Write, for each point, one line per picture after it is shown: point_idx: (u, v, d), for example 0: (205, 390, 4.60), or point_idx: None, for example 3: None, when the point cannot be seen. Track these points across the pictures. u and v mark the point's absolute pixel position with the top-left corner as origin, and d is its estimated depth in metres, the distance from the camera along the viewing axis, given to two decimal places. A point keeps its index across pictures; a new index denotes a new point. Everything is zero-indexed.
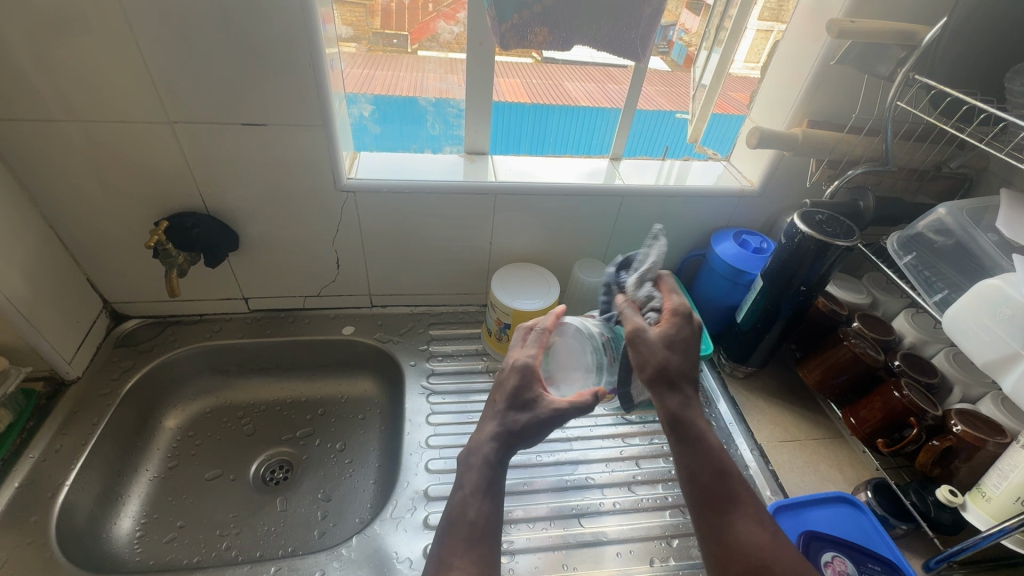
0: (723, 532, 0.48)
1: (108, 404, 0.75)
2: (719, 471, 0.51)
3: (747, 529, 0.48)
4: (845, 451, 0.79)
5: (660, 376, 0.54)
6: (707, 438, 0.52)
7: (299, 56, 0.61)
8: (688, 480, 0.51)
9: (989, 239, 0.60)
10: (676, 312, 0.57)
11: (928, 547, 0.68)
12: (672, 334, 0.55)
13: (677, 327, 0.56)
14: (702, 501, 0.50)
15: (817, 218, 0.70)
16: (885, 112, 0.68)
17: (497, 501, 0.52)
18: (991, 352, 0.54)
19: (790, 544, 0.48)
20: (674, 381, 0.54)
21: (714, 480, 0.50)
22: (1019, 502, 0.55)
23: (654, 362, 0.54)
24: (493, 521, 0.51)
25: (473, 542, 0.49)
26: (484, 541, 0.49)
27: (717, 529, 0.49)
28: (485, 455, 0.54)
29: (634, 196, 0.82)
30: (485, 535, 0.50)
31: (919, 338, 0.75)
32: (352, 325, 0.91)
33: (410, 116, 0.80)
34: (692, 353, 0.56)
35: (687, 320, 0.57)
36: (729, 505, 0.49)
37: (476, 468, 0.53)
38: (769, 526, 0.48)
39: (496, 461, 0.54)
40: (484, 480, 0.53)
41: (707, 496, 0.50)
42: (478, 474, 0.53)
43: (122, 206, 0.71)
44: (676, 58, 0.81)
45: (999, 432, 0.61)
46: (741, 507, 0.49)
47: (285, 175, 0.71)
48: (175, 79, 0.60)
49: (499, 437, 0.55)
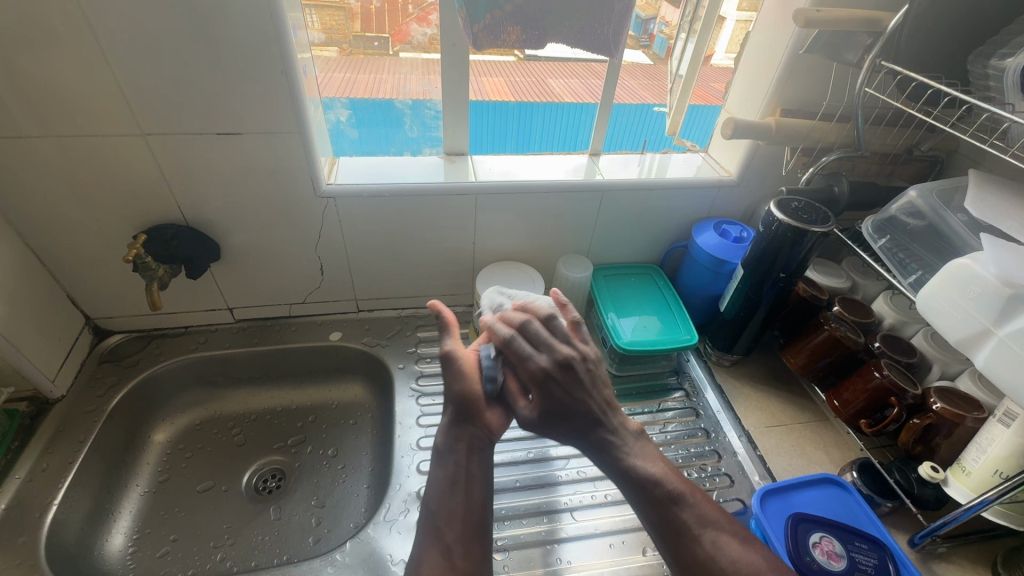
0: (689, 558, 0.51)
1: (94, 421, 0.74)
2: (666, 494, 0.53)
3: (705, 550, 0.51)
4: (831, 432, 0.80)
5: (569, 430, 0.58)
6: (635, 468, 0.55)
7: (271, 64, 0.61)
8: (641, 511, 0.54)
9: (959, 219, 0.62)
10: (539, 385, 0.58)
11: (913, 523, 0.69)
12: (551, 410, 0.58)
13: (548, 401, 0.58)
14: (659, 535, 0.52)
15: (793, 205, 0.71)
16: (855, 99, 0.69)
17: (467, 491, 0.57)
18: (962, 330, 0.55)
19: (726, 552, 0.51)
20: (583, 423, 0.57)
21: (659, 507, 0.53)
22: (997, 475, 0.57)
23: (562, 429, 0.58)
24: (481, 509, 0.56)
25: (447, 534, 0.54)
26: (455, 531, 0.55)
27: (686, 559, 0.51)
28: (454, 445, 0.59)
29: (615, 190, 0.82)
30: (465, 519, 0.55)
31: (898, 319, 0.77)
32: (339, 330, 0.91)
33: (388, 120, 0.80)
34: (579, 394, 0.58)
35: (547, 383, 0.58)
36: (685, 529, 0.52)
37: (449, 461, 0.58)
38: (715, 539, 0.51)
39: (469, 450, 0.59)
40: (456, 470, 0.58)
41: (663, 531, 0.52)
42: (449, 466, 0.58)
43: (101, 221, 0.70)
44: (658, 52, 0.84)
45: (976, 407, 0.63)
46: (689, 528, 0.52)
47: (265, 185, 0.71)
48: (148, 90, 0.60)
49: (451, 420, 0.60)
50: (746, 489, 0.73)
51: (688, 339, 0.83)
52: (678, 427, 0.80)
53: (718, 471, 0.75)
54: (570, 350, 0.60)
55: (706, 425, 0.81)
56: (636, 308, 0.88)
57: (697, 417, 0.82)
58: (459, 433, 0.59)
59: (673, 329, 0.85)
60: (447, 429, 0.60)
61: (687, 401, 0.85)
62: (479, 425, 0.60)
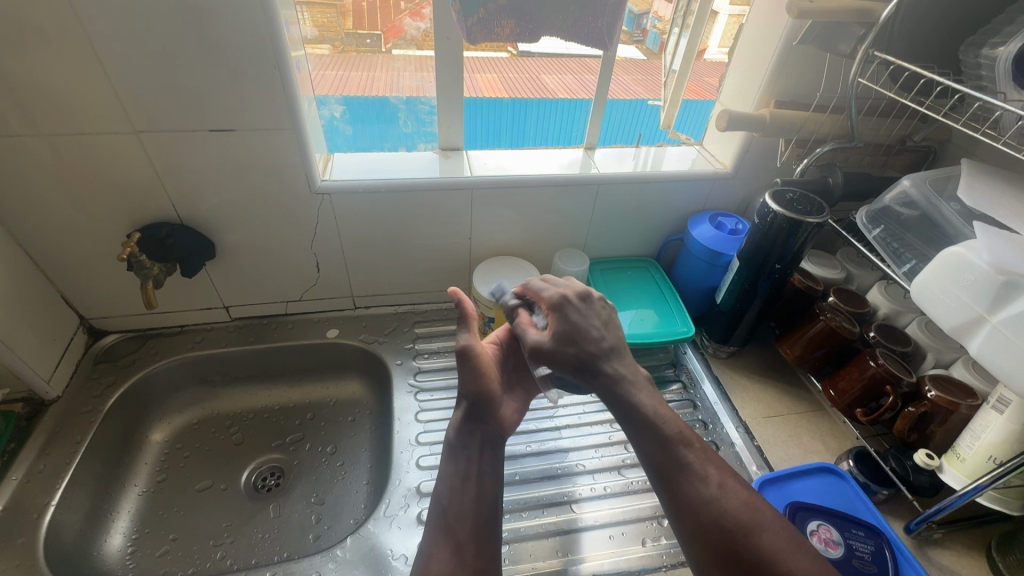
0: (688, 497, 0.49)
1: (90, 421, 0.74)
2: (671, 437, 0.51)
3: (707, 490, 0.49)
4: (827, 422, 0.81)
5: (575, 361, 0.55)
6: (640, 406, 0.53)
7: (263, 59, 0.60)
8: (643, 450, 0.52)
9: (952, 208, 0.62)
10: (555, 308, 0.58)
11: (909, 510, 0.70)
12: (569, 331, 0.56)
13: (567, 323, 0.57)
14: (660, 476, 0.51)
15: (788, 196, 0.72)
16: (849, 90, 0.69)
17: (478, 487, 0.58)
18: (956, 318, 0.55)
19: (736, 492, 0.49)
20: (593, 357, 0.55)
21: (663, 447, 0.51)
22: (991, 461, 0.58)
23: (567, 358, 0.55)
24: (491, 503, 0.57)
25: (459, 530, 0.55)
26: (466, 528, 0.55)
27: (684, 499, 0.49)
28: (467, 442, 0.60)
29: (611, 183, 0.82)
30: (476, 517, 0.56)
31: (892, 308, 0.77)
32: (336, 327, 0.90)
33: (382, 116, 0.80)
34: (594, 325, 0.57)
35: (565, 310, 0.58)
36: (686, 469, 0.50)
37: (460, 458, 0.59)
38: (721, 479, 0.50)
39: (482, 446, 0.60)
40: (468, 467, 0.58)
41: (663, 472, 0.50)
42: (460, 462, 0.59)
43: (94, 220, 0.70)
44: (651, 47, 0.82)
45: (970, 395, 0.64)
46: (692, 468, 0.50)
47: (259, 182, 0.71)
48: (139, 87, 0.59)
49: (464, 418, 0.60)
50: (743, 479, 0.73)
51: (685, 332, 0.84)
52: None
53: None
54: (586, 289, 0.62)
55: (704, 417, 0.81)
56: (633, 301, 0.88)
57: (694, 409, 0.82)
58: (474, 430, 0.60)
59: (670, 321, 0.86)
60: (460, 425, 0.61)
61: (685, 393, 0.85)
62: (492, 424, 0.61)
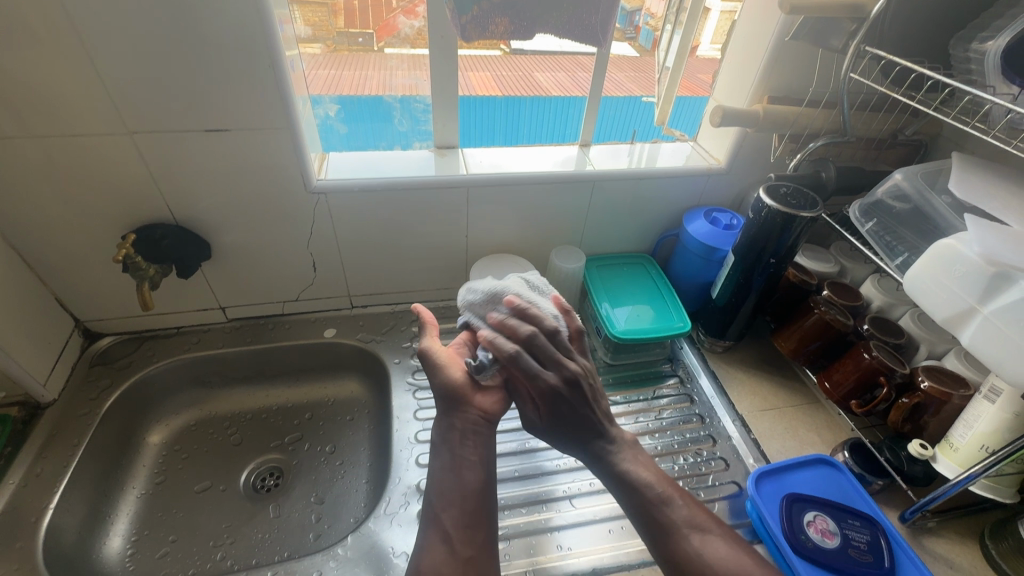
0: (678, 555, 0.52)
1: (87, 424, 0.73)
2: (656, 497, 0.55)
3: (693, 543, 0.52)
4: (822, 414, 0.82)
5: (571, 438, 0.60)
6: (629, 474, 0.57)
7: (257, 58, 0.60)
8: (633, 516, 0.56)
9: (942, 202, 0.63)
10: (548, 399, 0.59)
11: (904, 499, 0.71)
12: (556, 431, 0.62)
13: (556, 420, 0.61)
14: (655, 538, 0.54)
15: (782, 191, 0.72)
16: (841, 85, 0.70)
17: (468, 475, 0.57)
18: (948, 309, 0.56)
19: (717, 542, 0.52)
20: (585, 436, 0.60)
21: (649, 507, 0.55)
22: (983, 450, 0.59)
23: (562, 440, 0.61)
24: (478, 493, 0.56)
25: (446, 519, 0.54)
26: (455, 513, 0.55)
27: (676, 556, 0.52)
28: (449, 433, 0.59)
29: (606, 180, 0.82)
30: (462, 504, 0.55)
31: (885, 301, 0.78)
32: (333, 327, 0.90)
33: (377, 114, 0.80)
34: (587, 412, 0.59)
35: (556, 400, 0.59)
36: (673, 528, 0.53)
37: (444, 449, 0.59)
38: (707, 532, 0.53)
39: (465, 435, 0.59)
40: (450, 457, 0.58)
41: (656, 532, 0.54)
42: (444, 454, 0.58)
43: (88, 223, 0.69)
44: (644, 44, 0.84)
45: (963, 385, 0.65)
46: (678, 527, 0.53)
47: (256, 182, 0.71)
48: (133, 88, 0.59)
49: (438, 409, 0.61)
50: (740, 472, 0.74)
51: (681, 327, 0.84)
52: (673, 414, 0.81)
53: (714, 455, 0.76)
54: (576, 367, 0.60)
55: (701, 411, 0.82)
56: (629, 297, 0.89)
57: (691, 403, 0.83)
58: (452, 421, 0.60)
59: (667, 317, 0.86)
60: (438, 419, 0.61)
61: (681, 387, 0.86)
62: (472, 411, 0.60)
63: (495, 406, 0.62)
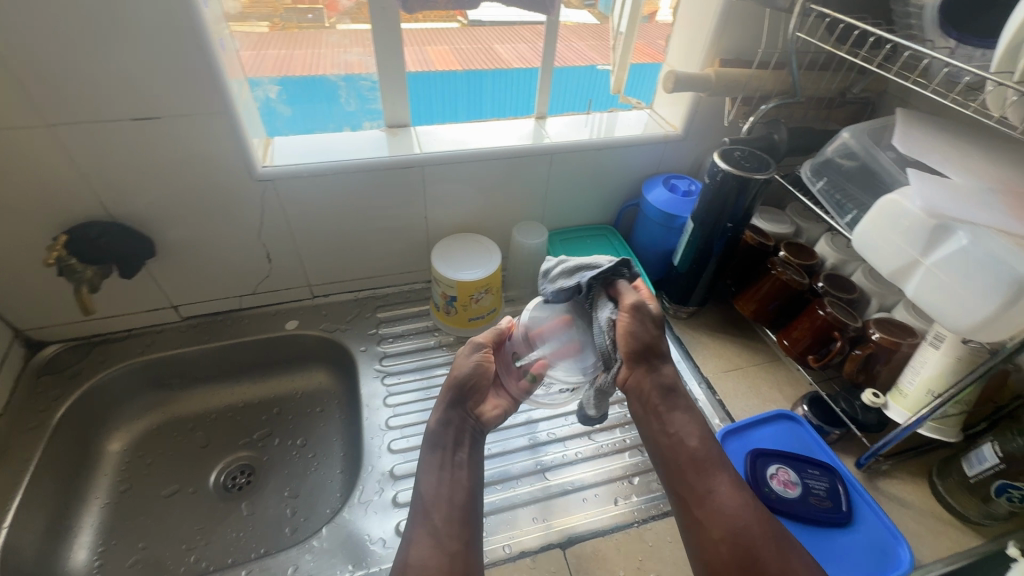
0: (704, 494, 0.56)
1: (38, 438, 0.70)
2: (704, 454, 0.59)
3: (723, 490, 0.56)
4: (782, 371, 0.85)
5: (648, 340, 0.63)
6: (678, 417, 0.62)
7: (181, 38, 0.56)
8: (670, 473, 0.60)
9: (888, 156, 0.64)
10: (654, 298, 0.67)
11: (859, 446, 0.75)
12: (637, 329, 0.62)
13: (639, 326, 0.62)
14: (683, 472, 0.59)
15: (736, 154, 0.73)
16: (789, 45, 0.70)
17: (466, 475, 0.57)
18: (895, 262, 0.58)
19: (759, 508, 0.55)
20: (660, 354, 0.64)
21: (695, 447, 0.60)
22: (930, 394, 0.62)
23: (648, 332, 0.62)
24: (468, 492, 0.56)
25: (436, 516, 0.53)
26: (440, 514, 0.53)
27: (700, 493, 0.57)
28: (445, 430, 0.60)
29: (564, 152, 0.81)
30: (451, 501, 0.55)
31: (838, 259, 0.81)
32: (295, 319, 0.88)
33: (322, 94, 0.76)
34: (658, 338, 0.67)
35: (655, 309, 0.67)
36: (706, 467, 0.58)
37: (437, 445, 0.59)
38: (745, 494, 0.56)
39: (459, 436, 0.60)
40: (443, 455, 0.58)
41: (688, 468, 0.59)
42: (437, 450, 0.58)
43: (12, 224, 0.65)
44: (602, 11, 0.82)
45: (910, 334, 0.68)
46: (713, 472, 0.58)
47: (195, 172, 0.67)
48: (43, 76, 0.54)
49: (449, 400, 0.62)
50: None
51: None
52: None
53: None
54: None
55: None
56: None
57: None
58: (448, 416, 0.61)
59: None
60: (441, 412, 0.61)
61: None
62: (467, 414, 0.62)
63: (494, 415, 0.64)
